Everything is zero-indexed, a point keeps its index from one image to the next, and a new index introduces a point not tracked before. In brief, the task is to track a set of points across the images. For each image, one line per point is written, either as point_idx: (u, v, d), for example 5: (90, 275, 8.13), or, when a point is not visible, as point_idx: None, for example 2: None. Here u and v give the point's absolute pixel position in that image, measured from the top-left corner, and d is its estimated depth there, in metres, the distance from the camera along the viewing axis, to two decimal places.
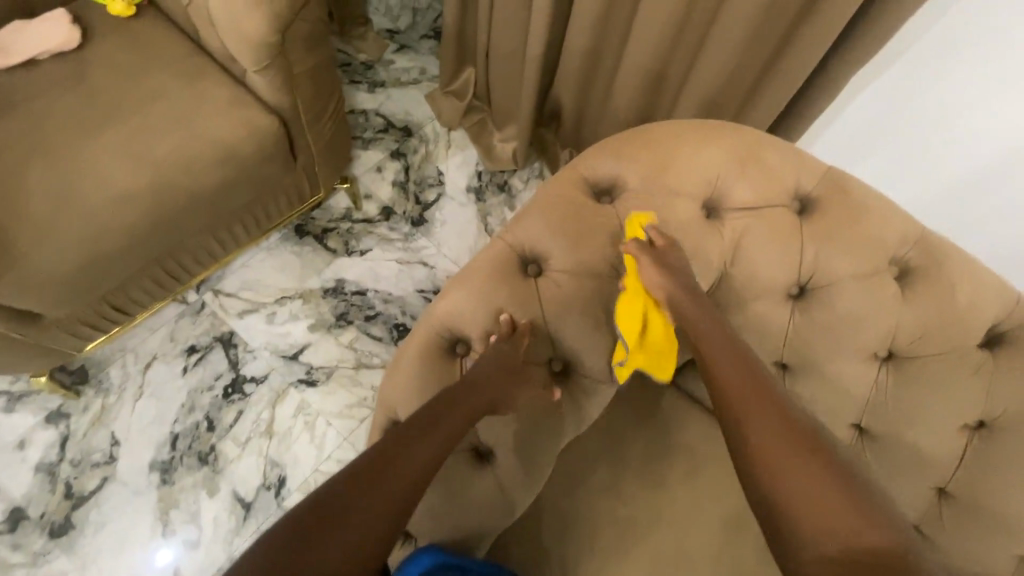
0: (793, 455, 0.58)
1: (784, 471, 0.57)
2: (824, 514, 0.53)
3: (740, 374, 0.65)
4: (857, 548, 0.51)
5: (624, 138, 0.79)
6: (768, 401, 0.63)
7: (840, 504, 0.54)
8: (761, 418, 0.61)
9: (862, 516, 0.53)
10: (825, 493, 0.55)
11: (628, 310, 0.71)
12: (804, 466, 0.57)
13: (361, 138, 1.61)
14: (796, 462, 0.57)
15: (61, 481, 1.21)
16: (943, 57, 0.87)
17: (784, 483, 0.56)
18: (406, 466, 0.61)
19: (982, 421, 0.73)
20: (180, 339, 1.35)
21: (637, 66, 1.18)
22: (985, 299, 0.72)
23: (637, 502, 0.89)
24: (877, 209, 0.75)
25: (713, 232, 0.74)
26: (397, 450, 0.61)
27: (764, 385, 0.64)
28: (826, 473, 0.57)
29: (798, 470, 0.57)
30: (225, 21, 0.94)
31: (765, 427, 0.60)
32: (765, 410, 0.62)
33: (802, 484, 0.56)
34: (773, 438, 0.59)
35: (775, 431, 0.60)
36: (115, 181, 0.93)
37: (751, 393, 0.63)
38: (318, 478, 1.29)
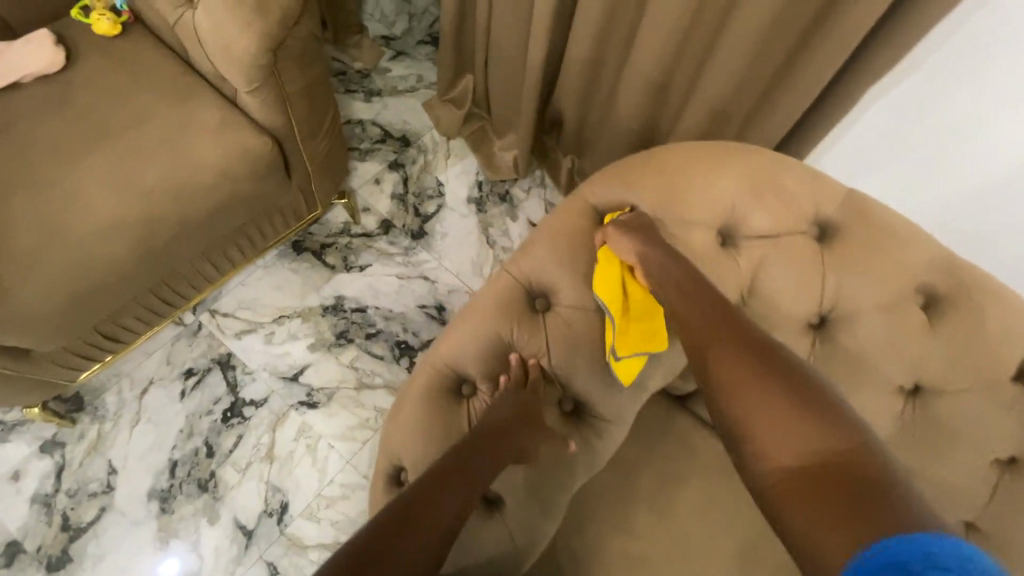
0: (753, 376, 0.58)
1: (745, 396, 0.57)
2: (782, 430, 0.54)
3: (703, 307, 0.64)
4: (815, 455, 0.51)
5: (632, 163, 0.76)
6: (729, 329, 0.62)
7: (799, 415, 0.54)
8: (722, 348, 0.61)
9: (821, 422, 0.53)
10: (783, 407, 0.55)
11: (607, 281, 0.68)
12: (763, 385, 0.57)
13: (358, 149, 1.57)
14: (755, 383, 0.57)
15: (57, 512, 1.19)
16: (965, 68, 0.81)
17: (744, 406, 0.57)
18: (426, 528, 0.57)
19: (1015, 457, 0.70)
20: (177, 362, 1.32)
21: (642, 77, 1.15)
22: (1018, 329, 0.69)
23: (653, 537, 0.86)
24: (902, 235, 0.72)
25: (730, 260, 0.71)
26: (415, 506, 0.58)
27: (725, 315, 0.63)
28: (785, 386, 0.56)
29: (758, 392, 0.57)
30: (214, 41, 0.90)
31: (725, 355, 0.60)
32: (726, 341, 0.61)
33: (761, 404, 0.56)
34: (732, 365, 0.59)
35: (734, 357, 0.60)
36: (103, 212, 0.90)
37: (710, 326, 0.63)
38: (321, 503, 1.26)
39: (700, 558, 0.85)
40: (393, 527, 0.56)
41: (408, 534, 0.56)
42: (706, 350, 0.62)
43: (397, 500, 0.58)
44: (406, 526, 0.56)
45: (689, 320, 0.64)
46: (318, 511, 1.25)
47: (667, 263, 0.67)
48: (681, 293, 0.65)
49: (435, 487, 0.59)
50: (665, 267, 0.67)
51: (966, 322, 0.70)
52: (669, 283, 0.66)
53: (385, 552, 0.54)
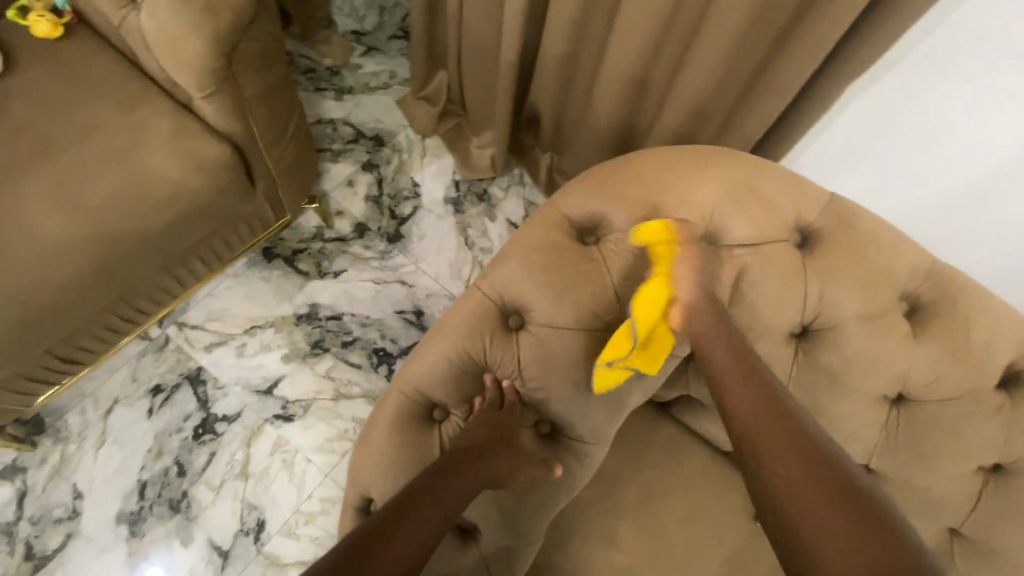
0: (805, 474, 0.53)
1: (794, 494, 0.52)
2: (836, 542, 0.49)
3: (750, 387, 0.60)
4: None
5: (608, 170, 0.73)
6: (778, 415, 0.57)
7: (855, 529, 0.49)
8: (771, 435, 0.56)
9: (879, 541, 0.48)
10: (838, 515, 0.50)
11: (652, 295, 0.64)
12: (816, 484, 0.52)
13: (329, 150, 1.52)
14: (807, 481, 0.52)
15: (20, 541, 1.14)
16: (944, 66, 0.79)
17: (793, 505, 0.52)
18: (397, 558, 0.54)
19: (999, 464, 0.70)
20: (144, 379, 1.27)
21: (619, 74, 1.11)
22: (1004, 334, 0.68)
23: (637, 553, 0.84)
24: (887, 241, 0.69)
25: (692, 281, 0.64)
26: (386, 529, 0.54)
27: (774, 399, 0.59)
28: (840, 492, 0.52)
29: (810, 492, 0.52)
30: (162, 44, 0.85)
31: (774, 443, 0.56)
32: (780, 433, 0.56)
33: (815, 508, 0.51)
34: (781, 455, 0.55)
35: (786, 449, 0.55)
36: (49, 231, 0.85)
37: (759, 409, 0.58)
38: (299, 519, 1.22)
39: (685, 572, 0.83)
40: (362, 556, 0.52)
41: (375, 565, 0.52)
42: (753, 433, 0.57)
43: (369, 521, 0.55)
44: (375, 555, 0.52)
45: (734, 400, 0.60)
46: (296, 527, 1.22)
47: (704, 326, 0.63)
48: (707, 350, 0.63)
49: (405, 512, 0.56)
50: (699, 322, 0.63)
51: (951, 329, 0.68)
52: (713, 356, 0.63)
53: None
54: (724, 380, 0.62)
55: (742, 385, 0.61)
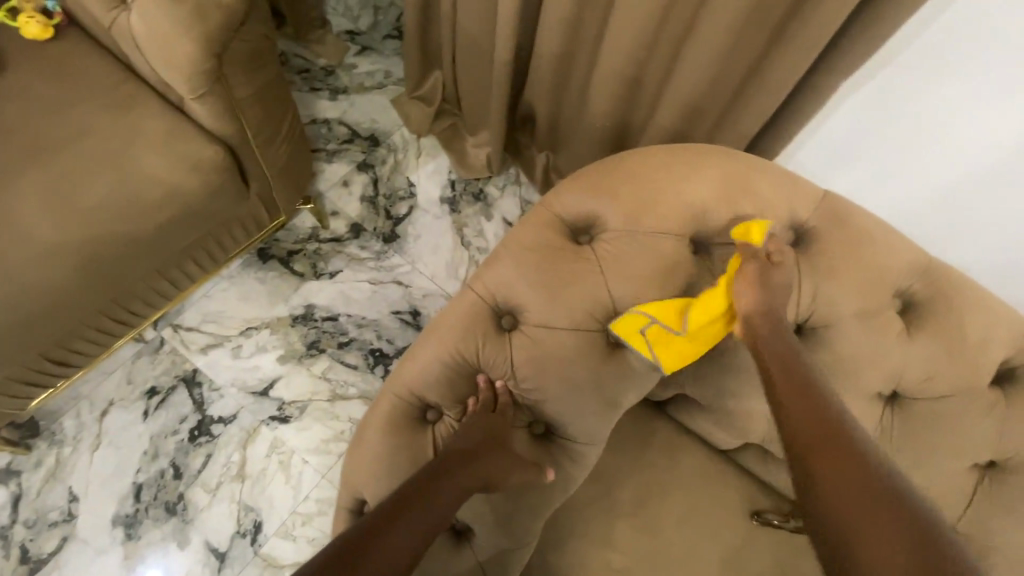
0: (865, 497, 0.47)
1: (852, 515, 0.47)
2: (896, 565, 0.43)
3: (810, 408, 0.56)
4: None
5: (601, 170, 0.72)
6: (840, 439, 0.52)
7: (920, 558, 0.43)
8: (831, 456, 0.51)
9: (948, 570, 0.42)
10: (903, 543, 0.44)
11: (710, 302, 0.66)
12: (879, 508, 0.46)
13: (324, 151, 1.51)
14: (867, 503, 0.47)
15: (15, 545, 1.13)
16: (939, 62, 0.79)
17: (850, 525, 0.46)
18: (391, 558, 0.53)
19: (993, 461, 0.71)
20: (139, 381, 1.26)
21: (613, 73, 1.11)
22: (997, 332, 0.68)
23: (632, 553, 0.83)
24: (880, 238, 0.69)
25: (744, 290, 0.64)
26: (379, 528, 0.54)
27: (836, 422, 0.54)
28: (906, 521, 0.45)
29: (870, 514, 0.46)
30: (153, 46, 0.84)
31: (833, 462, 0.51)
32: (833, 451, 0.52)
33: (875, 531, 0.45)
34: (839, 476, 0.49)
35: (846, 470, 0.50)
36: (40, 234, 0.84)
37: (819, 431, 0.53)
38: (296, 521, 1.22)
39: (681, 571, 0.83)
40: (355, 555, 0.51)
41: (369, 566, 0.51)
42: (811, 453, 0.52)
43: (363, 521, 0.55)
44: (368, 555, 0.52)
45: (791, 419, 0.56)
46: (293, 529, 1.21)
47: (769, 343, 0.61)
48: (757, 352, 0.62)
49: (398, 512, 0.56)
50: (762, 336, 0.62)
51: (945, 327, 0.68)
52: (773, 376, 0.60)
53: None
54: (782, 399, 0.58)
55: (800, 405, 0.56)
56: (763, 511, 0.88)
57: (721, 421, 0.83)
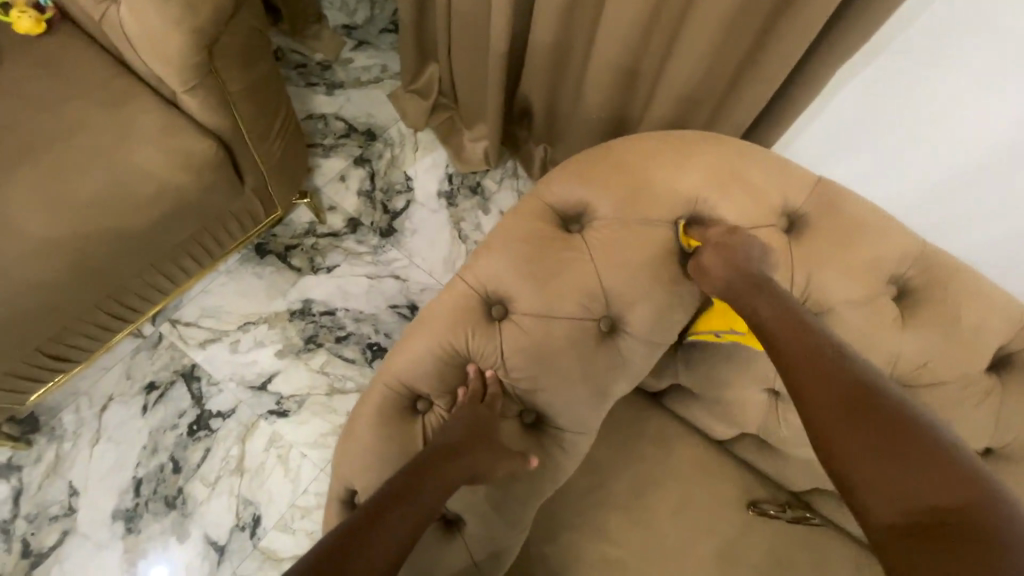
0: (853, 424, 0.54)
1: (850, 436, 0.54)
2: (885, 479, 0.51)
3: (796, 346, 0.60)
4: (923, 509, 0.49)
5: (592, 158, 0.72)
6: (826, 370, 0.57)
7: (904, 469, 0.50)
8: (819, 389, 0.57)
9: (928, 475, 0.50)
10: (889, 459, 0.51)
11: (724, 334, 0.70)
12: (865, 430, 0.53)
13: (321, 146, 1.51)
14: (854, 429, 0.54)
15: (17, 539, 1.14)
16: (935, 47, 0.77)
17: (843, 450, 0.54)
18: (374, 560, 0.53)
19: (990, 448, 0.71)
20: (138, 376, 1.27)
21: (607, 63, 1.10)
22: (993, 319, 0.67)
23: (628, 543, 0.83)
24: (874, 225, 0.69)
25: (716, 266, 0.64)
26: (362, 529, 0.54)
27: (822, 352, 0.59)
28: (889, 436, 0.52)
29: (858, 437, 0.53)
30: (143, 39, 0.84)
31: (822, 396, 0.56)
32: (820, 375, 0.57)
33: (861, 453, 0.52)
34: (828, 408, 0.56)
35: (835, 400, 0.56)
36: (33, 228, 0.84)
37: (806, 367, 0.58)
38: (295, 514, 1.22)
39: (676, 561, 0.83)
40: (337, 560, 0.52)
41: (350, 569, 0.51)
42: (801, 386, 0.58)
43: (346, 522, 0.55)
44: (347, 558, 0.52)
45: (780, 358, 0.61)
46: (292, 522, 1.22)
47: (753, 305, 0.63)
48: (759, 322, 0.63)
49: (381, 513, 0.56)
50: (741, 296, 0.64)
51: (939, 313, 0.67)
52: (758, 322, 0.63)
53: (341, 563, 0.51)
54: (772, 340, 0.62)
55: (786, 343, 0.60)
56: (759, 501, 0.87)
57: (716, 411, 0.83)
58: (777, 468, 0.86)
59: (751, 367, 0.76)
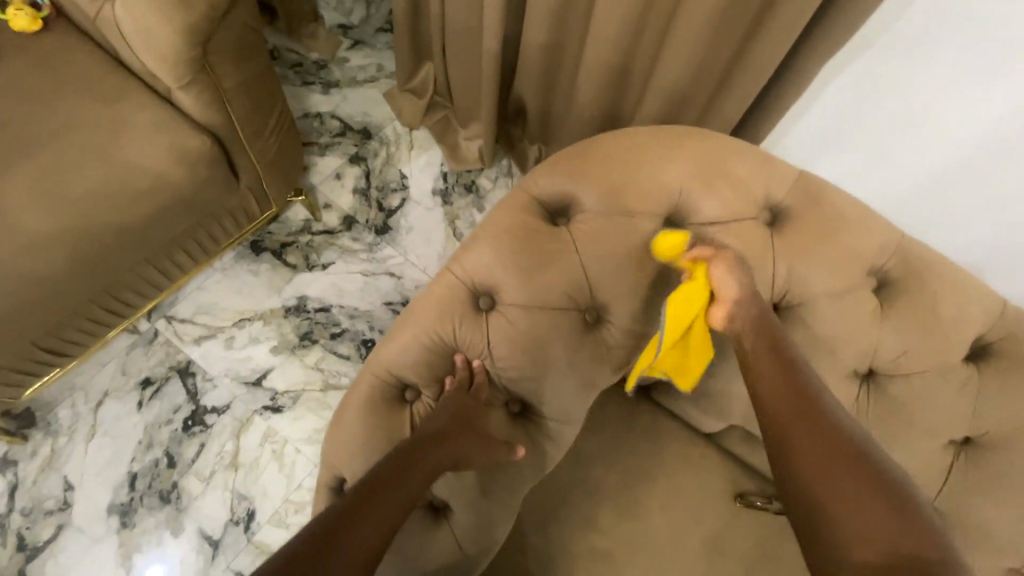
0: (837, 467, 0.55)
1: (832, 484, 0.54)
2: (862, 523, 0.51)
3: (785, 385, 0.61)
4: (895, 556, 0.50)
5: (580, 152, 0.73)
6: (813, 411, 0.59)
7: (881, 516, 0.52)
8: (805, 429, 0.57)
9: (902, 525, 0.51)
10: (868, 503, 0.52)
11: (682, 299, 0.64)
12: (848, 476, 0.54)
13: (316, 144, 1.52)
14: (839, 471, 0.54)
15: (12, 533, 1.15)
16: (922, 42, 0.79)
17: (825, 490, 0.54)
18: (358, 543, 0.54)
19: (969, 438, 0.73)
20: (133, 372, 1.28)
21: (599, 62, 1.11)
22: (968, 311, 0.69)
23: (616, 533, 0.84)
24: (854, 219, 0.71)
25: (733, 281, 0.63)
26: (349, 514, 0.55)
27: (811, 401, 0.59)
28: (870, 489, 0.53)
29: (841, 482, 0.54)
30: (138, 36, 0.85)
31: (807, 435, 0.57)
32: (807, 422, 0.58)
33: (844, 501, 0.53)
34: (813, 448, 0.56)
35: (820, 442, 0.56)
36: (28, 222, 0.85)
37: (794, 407, 0.59)
38: (289, 509, 1.23)
39: (663, 551, 0.84)
40: (327, 541, 0.53)
41: (336, 550, 0.52)
42: (789, 430, 0.58)
43: (333, 508, 0.56)
44: (333, 545, 0.53)
45: (764, 395, 0.61)
46: (286, 517, 1.23)
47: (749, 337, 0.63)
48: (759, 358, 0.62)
49: (370, 501, 0.56)
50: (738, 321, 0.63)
51: (916, 304, 0.70)
52: (747, 353, 0.63)
53: (328, 550, 0.52)
54: (758, 374, 0.62)
55: (775, 379, 0.61)
56: (746, 493, 0.88)
57: (703, 403, 0.84)
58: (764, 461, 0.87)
59: (736, 359, 0.77)
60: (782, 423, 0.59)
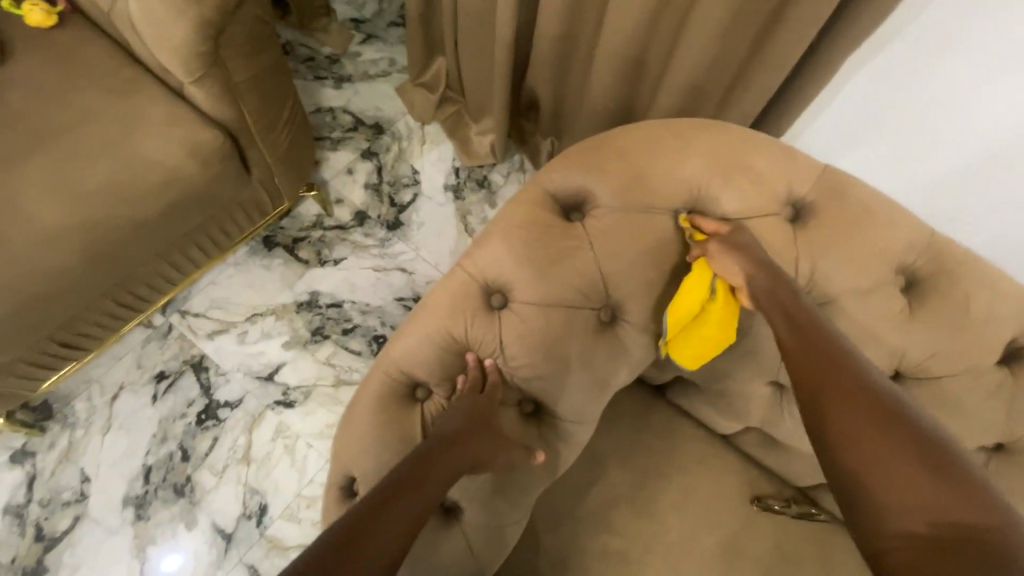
0: (878, 432, 0.53)
1: (870, 447, 0.52)
2: (905, 489, 0.49)
3: (816, 349, 0.59)
4: (942, 518, 0.47)
5: (594, 146, 0.71)
6: (846, 371, 0.57)
7: (928, 483, 0.49)
8: (842, 397, 0.55)
9: (954, 491, 0.48)
10: (906, 464, 0.50)
11: (687, 296, 0.66)
12: (887, 439, 0.52)
13: (328, 139, 1.51)
14: (873, 431, 0.53)
15: (30, 523, 1.17)
16: (947, 32, 0.76)
17: (856, 451, 0.52)
18: (375, 547, 0.53)
19: (1000, 443, 0.71)
20: (148, 366, 1.29)
21: (615, 55, 1.09)
22: (1004, 312, 0.67)
23: (628, 536, 0.83)
24: (882, 214, 0.68)
25: (732, 260, 0.64)
26: (368, 519, 0.54)
27: (845, 365, 0.58)
28: (913, 451, 0.51)
29: (879, 445, 0.52)
30: (150, 30, 0.85)
31: (839, 397, 0.56)
32: (840, 386, 0.56)
33: (883, 464, 0.51)
34: (844, 409, 0.55)
35: (853, 402, 0.55)
36: (43, 218, 0.86)
37: (828, 371, 0.57)
38: (301, 504, 1.23)
39: (677, 555, 0.82)
40: (348, 546, 0.52)
41: (357, 555, 0.52)
42: (822, 396, 0.56)
43: (352, 512, 0.54)
44: (354, 550, 0.52)
45: (794, 360, 0.60)
46: (297, 512, 1.23)
47: (775, 304, 0.62)
48: (795, 332, 0.61)
49: (389, 504, 0.56)
50: (755, 285, 0.63)
51: (946, 305, 0.67)
52: (775, 317, 0.62)
53: (347, 553, 0.51)
54: (788, 337, 0.61)
55: (804, 341, 0.60)
56: (764, 496, 0.86)
57: (719, 404, 0.82)
58: (781, 464, 0.85)
59: (755, 359, 0.75)
60: (815, 388, 0.57)
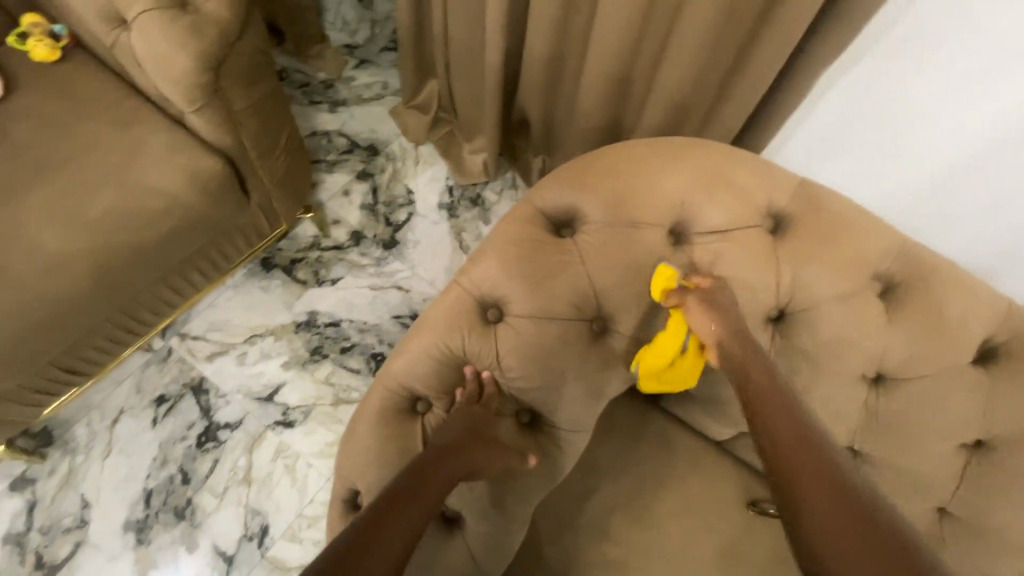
0: (810, 461, 0.54)
1: (804, 474, 0.54)
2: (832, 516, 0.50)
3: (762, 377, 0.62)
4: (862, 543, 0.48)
5: (582, 164, 0.74)
6: (790, 404, 0.59)
7: (852, 510, 0.50)
8: (782, 424, 0.58)
9: (874, 518, 0.49)
10: (842, 497, 0.51)
11: (664, 342, 0.69)
12: (818, 466, 0.54)
13: (324, 161, 1.54)
14: (809, 460, 0.54)
15: (31, 551, 1.17)
16: (915, 48, 0.80)
17: (794, 475, 0.54)
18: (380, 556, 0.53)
19: (980, 439, 0.72)
20: (148, 390, 1.30)
21: (601, 77, 1.13)
22: (976, 313, 0.70)
23: (627, 543, 0.84)
24: (858, 224, 0.72)
25: (708, 318, 0.65)
26: (375, 522, 0.55)
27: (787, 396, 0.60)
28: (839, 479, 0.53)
29: (811, 472, 0.54)
30: (153, 63, 0.88)
31: (781, 427, 0.58)
32: (781, 414, 0.59)
33: (813, 489, 0.52)
34: (787, 444, 0.56)
35: (793, 432, 0.57)
36: (49, 245, 0.88)
37: (771, 399, 0.60)
38: (302, 523, 1.24)
39: (676, 561, 0.84)
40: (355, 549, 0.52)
41: (366, 554, 0.52)
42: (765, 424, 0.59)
43: (358, 520, 0.55)
44: (362, 548, 0.53)
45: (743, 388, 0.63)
46: (299, 531, 1.23)
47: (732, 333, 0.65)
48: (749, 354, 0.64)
49: (393, 509, 0.57)
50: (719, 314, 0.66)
51: (921, 308, 0.70)
52: (730, 350, 0.65)
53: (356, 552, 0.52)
54: (738, 368, 0.64)
55: (754, 374, 0.62)
56: (760, 500, 0.88)
57: (713, 410, 0.85)
58: None
59: None
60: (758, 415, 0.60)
